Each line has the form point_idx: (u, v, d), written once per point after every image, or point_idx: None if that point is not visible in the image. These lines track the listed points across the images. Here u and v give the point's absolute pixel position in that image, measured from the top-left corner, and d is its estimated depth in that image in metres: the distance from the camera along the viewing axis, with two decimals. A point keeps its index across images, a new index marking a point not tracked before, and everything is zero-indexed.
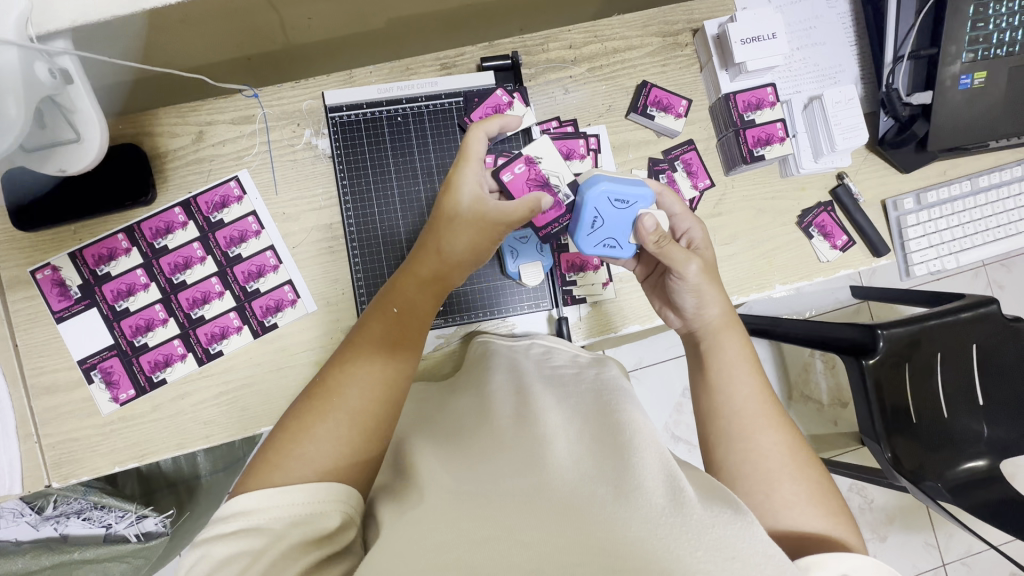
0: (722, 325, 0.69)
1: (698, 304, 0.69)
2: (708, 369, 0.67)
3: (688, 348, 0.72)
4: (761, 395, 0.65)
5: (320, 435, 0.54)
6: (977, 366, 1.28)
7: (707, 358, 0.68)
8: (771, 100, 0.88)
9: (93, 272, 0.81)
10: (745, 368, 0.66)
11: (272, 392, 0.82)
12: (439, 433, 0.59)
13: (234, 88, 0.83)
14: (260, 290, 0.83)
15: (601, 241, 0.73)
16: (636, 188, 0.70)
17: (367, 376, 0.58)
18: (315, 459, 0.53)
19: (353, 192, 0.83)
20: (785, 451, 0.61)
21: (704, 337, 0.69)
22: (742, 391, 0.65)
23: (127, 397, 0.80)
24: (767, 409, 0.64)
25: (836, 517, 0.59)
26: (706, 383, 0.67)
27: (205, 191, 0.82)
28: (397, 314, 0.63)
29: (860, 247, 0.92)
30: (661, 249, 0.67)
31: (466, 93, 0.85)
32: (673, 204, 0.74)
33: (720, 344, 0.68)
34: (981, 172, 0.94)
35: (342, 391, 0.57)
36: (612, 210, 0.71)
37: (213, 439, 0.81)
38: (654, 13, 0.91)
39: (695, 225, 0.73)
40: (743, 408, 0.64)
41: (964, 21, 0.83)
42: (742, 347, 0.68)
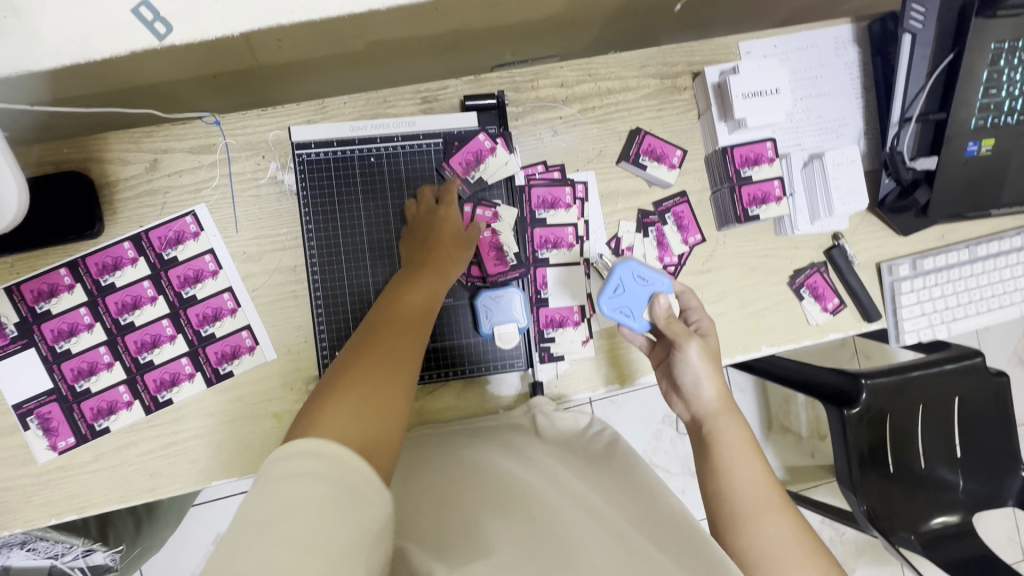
0: (722, 407, 0.66)
1: (697, 384, 0.67)
2: (708, 454, 0.64)
3: (691, 435, 0.68)
4: (764, 480, 0.61)
5: (372, 382, 0.48)
6: (957, 418, 1.26)
7: (709, 443, 0.64)
8: (769, 156, 0.83)
9: (31, 309, 0.74)
10: (748, 450, 0.63)
11: (225, 444, 0.77)
12: (460, 495, 0.59)
13: (193, 114, 0.77)
14: (215, 335, 0.77)
15: (618, 309, 0.69)
16: (661, 271, 0.68)
17: (405, 319, 0.57)
18: (373, 406, 0.46)
19: (319, 235, 0.77)
20: (793, 538, 0.57)
21: (704, 419, 0.66)
22: (741, 474, 0.61)
23: (66, 445, 0.75)
24: (769, 493, 0.60)
25: None
26: (710, 469, 0.62)
27: (158, 225, 0.76)
28: (417, 277, 0.64)
29: (851, 310, 0.89)
30: (669, 324, 0.66)
31: (446, 134, 0.79)
32: (690, 299, 0.72)
33: (720, 428, 0.65)
34: (980, 240, 0.90)
35: (379, 337, 0.54)
36: (635, 284, 0.68)
37: (159, 492, 0.76)
38: (653, 53, 0.85)
39: (705, 317, 0.71)
40: (747, 494, 0.60)
41: (977, 87, 0.78)
42: (743, 432, 0.65)
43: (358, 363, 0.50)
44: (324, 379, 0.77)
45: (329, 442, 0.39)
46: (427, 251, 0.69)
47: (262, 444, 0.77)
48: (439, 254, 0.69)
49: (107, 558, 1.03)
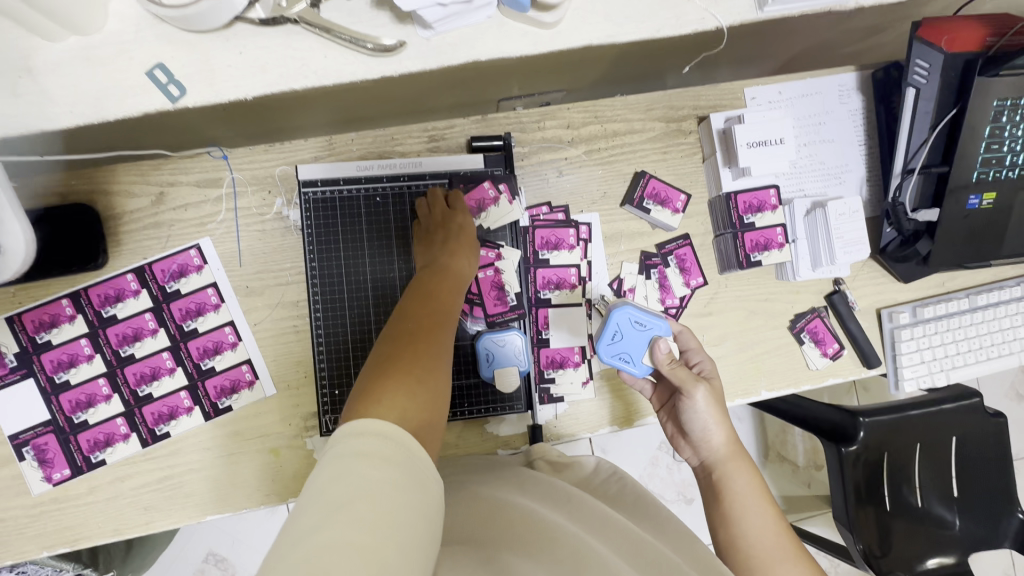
0: (731, 453, 0.65)
1: (705, 430, 0.66)
2: (720, 501, 0.63)
3: (700, 481, 0.67)
4: (777, 529, 0.61)
5: (411, 380, 0.51)
6: (954, 458, 1.26)
7: (719, 491, 0.64)
8: (773, 203, 0.84)
9: (31, 339, 0.74)
10: (760, 497, 0.63)
11: (222, 478, 0.77)
12: (492, 540, 0.51)
13: (201, 148, 0.77)
14: (215, 369, 0.77)
15: (616, 354, 0.69)
16: (658, 315, 0.68)
17: (433, 322, 0.61)
18: (417, 402, 0.49)
19: (322, 272, 0.77)
20: None
21: (714, 466, 0.65)
22: (756, 522, 0.61)
23: (61, 476, 0.74)
24: (781, 542, 0.60)
25: None
26: (721, 518, 0.62)
27: (162, 258, 0.76)
28: (439, 280, 0.68)
29: (850, 356, 0.89)
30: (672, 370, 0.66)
31: (452, 176, 0.80)
32: (689, 339, 0.70)
33: (730, 475, 0.64)
34: (979, 289, 0.90)
35: (411, 337, 0.58)
36: (632, 330, 0.68)
37: (154, 526, 0.75)
38: (660, 97, 0.86)
39: (707, 358, 0.69)
40: (760, 545, 0.60)
41: (978, 142, 0.79)
42: (755, 478, 0.64)
43: (395, 362, 0.53)
44: (323, 417, 0.77)
45: (385, 429, 0.43)
46: (448, 251, 0.72)
47: (259, 479, 0.77)
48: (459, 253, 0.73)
49: None
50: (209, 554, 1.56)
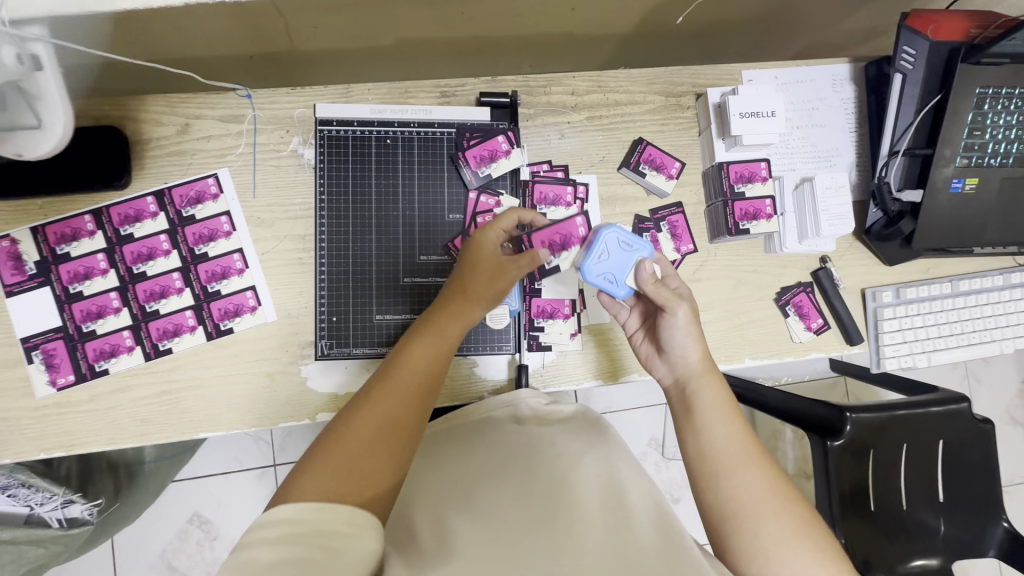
0: (704, 370, 0.67)
1: (683, 349, 0.68)
2: (690, 416, 0.65)
3: (673, 401, 0.69)
4: (739, 434, 0.63)
5: (360, 449, 0.56)
6: (940, 462, 1.24)
7: (689, 407, 0.66)
8: (763, 175, 0.87)
9: (52, 250, 0.79)
10: (725, 409, 0.65)
11: (217, 398, 0.80)
12: (453, 493, 0.64)
13: (228, 86, 0.82)
14: (221, 293, 0.81)
15: (601, 274, 0.73)
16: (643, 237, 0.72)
17: (412, 388, 0.62)
18: (361, 473, 0.54)
19: (331, 208, 0.82)
20: (768, 487, 0.60)
21: (686, 382, 0.67)
22: (720, 431, 0.63)
23: (65, 382, 0.77)
24: (744, 446, 0.62)
25: (825, 554, 0.57)
26: (691, 428, 0.65)
27: (181, 184, 0.81)
28: (437, 333, 0.67)
29: (834, 332, 0.91)
30: (655, 290, 0.68)
31: (460, 125, 0.84)
32: (668, 267, 0.74)
33: (701, 390, 0.66)
34: (963, 276, 0.93)
35: (384, 401, 0.60)
36: (620, 250, 0.72)
37: (147, 438, 0.78)
38: (661, 73, 0.91)
39: (683, 283, 0.72)
40: (725, 450, 0.62)
41: (962, 127, 0.83)
42: (723, 394, 0.66)
43: (355, 431, 0.57)
44: (320, 343, 0.81)
45: (305, 515, 0.49)
46: (461, 294, 0.69)
47: (253, 402, 0.80)
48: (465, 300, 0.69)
49: (84, 513, 1.05)
50: (194, 515, 1.58)
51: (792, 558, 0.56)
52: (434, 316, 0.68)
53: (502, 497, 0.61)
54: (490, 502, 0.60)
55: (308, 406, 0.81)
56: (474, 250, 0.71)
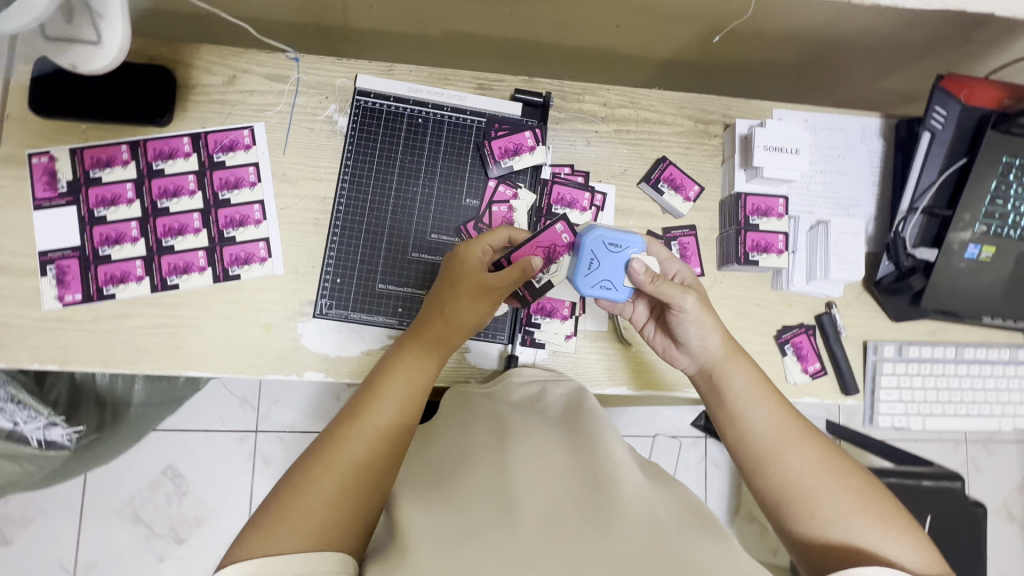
0: (729, 353, 0.69)
1: (702, 337, 0.69)
2: (722, 400, 0.67)
3: (702, 386, 0.71)
4: (780, 415, 0.65)
5: (321, 495, 0.58)
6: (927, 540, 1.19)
7: (721, 390, 0.68)
8: (779, 211, 0.88)
9: (86, 172, 0.82)
10: (760, 393, 0.66)
11: (212, 340, 0.81)
12: (427, 473, 0.66)
13: (280, 47, 0.86)
14: (235, 239, 0.83)
15: (597, 282, 0.72)
16: (630, 234, 0.70)
17: (376, 435, 0.63)
18: (320, 520, 0.56)
19: (353, 175, 0.84)
20: (817, 465, 0.61)
21: (712, 367, 0.69)
22: (757, 415, 0.65)
23: (72, 299, 0.80)
24: (788, 428, 0.64)
25: (888, 523, 0.58)
26: (727, 415, 0.67)
27: (218, 131, 0.84)
28: (408, 373, 0.68)
29: (831, 379, 0.90)
30: (657, 287, 0.67)
31: (491, 116, 0.87)
32: (661, 254, 0.74)
33: (729, 372, 0.68)
34: (968, 343, 0.92)
35: (349, 448, 0.61)
36: (608, 254, 0.70)
37: (138, 367, 0.80)
38: (693, 99, 0.93)
39: (683, 268, 0.75)
40: (765, 435, 0.64)
41: (984, 193, 0.83)
42: (753, 373, 0.68)
43: (319, 476, 0.59)
44: (320, 302, 0.82)
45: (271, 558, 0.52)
46: (439, 316, 0.71)
47: (246, 349, 0.81)
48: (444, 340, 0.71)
49: (65, 438, 1.06)
50: (168, 468, 1.58)
51: (852, 531, 0.57)
52: (407, 352, 0.70)
53: (460, 485, 0.59)
54: (454, 487, 0.59)
55: (298, 363, 0.82)
56: (454, 282, 0.72)
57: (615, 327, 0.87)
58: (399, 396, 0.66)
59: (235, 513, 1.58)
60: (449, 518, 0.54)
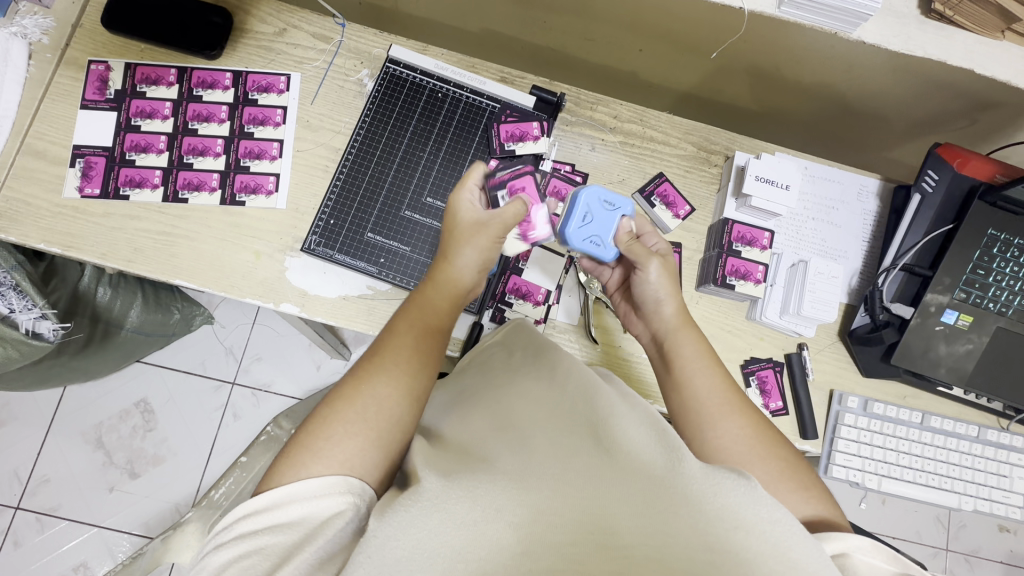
0: (681, 323, 0.69)
1: (658, 302, 0.70)
2: (670, 368, 0.67)
3: (655, 354, 0.72)
4: (723, 386, 0.64)
5: (346, 429, 0.57)
6: None
7: (670, 358, 0.68)
8: (764, 243, 0.90)
9: (133, 86, 0.90)
10: (706, 361, 0.66)
11: (204, 255, 0.86)
12: (455, 415, 0.65)
13: (330, 13, 0.95)
14: (249, 169, 0.89)
15: (587, 237, 0.73)
16: (623, 196, 0.74)
17: (392, 370, 0.62)
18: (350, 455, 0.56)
19: (367, 133, 0.91)
20: (750, 434, 0.61)
21: (665, 335, 0.69)
22: (703, 382, 0.64)
23: (90, 193, 0.86)
24: (726, 398, 0.63)
25: (811, 495, 0.58)
26: (674, 381, 0.66)
27: (258, 72, 0.92)
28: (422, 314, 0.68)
29: (791, 421, 0.89)
30: (629, 245, 0.71)
31: (505, 104, 0.93)
32: (644, 224, 0.77)
33: (680, 341, 0.68)
34: (936, 412, 0.90)
35: (366, 384, 0.61)
36: (603, 209, 0.73)
37: (132, 266, 0.85)
38: (700, 128, 0.98)
39: (662, 240, 0.75)
40: (706, 402, 0.63)
41: (966, 261, 0.84)
42: (701, 344, 0.68)
43: (347, 413, 0.58)
44: (311, 238, 0.86)
45: (287, 492, 0.52)
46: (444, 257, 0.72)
47: (234, 270, 0.86)
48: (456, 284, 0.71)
49: (50, 331, 1.10)
50: (141, 401, 1.61)
51: (782, 497, 0.57)
52: (418, 297, 0.70)
53: (476, 427, 0.58)
54: (472, 437, 0.57)
55: (278, 293, 0.85)
56: (451, 229, 0.73)
57: (585, 323, 0.88)
58: (418, 333, 0.67)
59: (194, 459, 1.59)
60: (457, 458, 0.53)
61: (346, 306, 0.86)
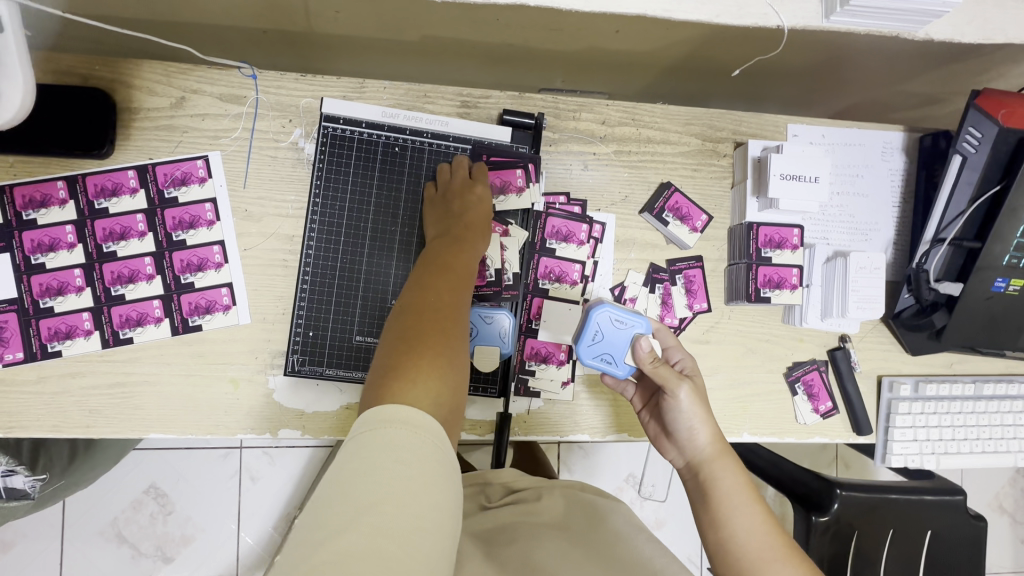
0: (717, 452, 0.65)
1: (690, 430, 0.66)
2: (709, 504, 0.63)
3: (688, 483, 0.67)
4: (765, 526, 0.61)
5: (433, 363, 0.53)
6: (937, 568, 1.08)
7: (707, 492, 0.64)
8: (794, 242, 0.82)
9: (17, 214, 0.72)
10: (745, 497, 0.63)
11: (173, 398, 0.73)
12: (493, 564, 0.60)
13: (233, 63, 0.75)
14: (193, 285, 0.75)
15: (598, 354, 0.70)
16: (637, 313, 0.69)
17: (437, 299, 0.60)
18: (448, 380, 0.54)
19: (323, 212, 0.76)
20: None
21: (700, 465, 0.65)
22: (742, 524, 0.61)
23: (12, 358, 0.71)
24: (770, 542, 0.60)
25: None
26: (710, 518, 0.63)
27: (167, 162, 0.74)
28: (442, 257, 0.66)
29: (843, 419, 0.85)
30: (653, 370, 0.65)
31: (476, 142, 0.78)
32: (667, 338, 0.71)
33: (716, 474, 0.64)
34: (987, 378, 0.87)
35: (413, 316, 0.58)
36: (613, 330, 0.69)
37: (93, 431, 0.72)
38: (701, 114, 0.84)
39: (686, 355, 0.70)
40: (749, 547, 0.60)
41: (1018, 225, 0.75)
42: (739, 475, 0.64)
43: (410, 345, 0.55)
44: (290, 356, 0.74)
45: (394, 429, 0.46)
46: (462, 226, 0.70)
47: (212, 408, 0.74)
48: (473, 228, 0.71)
49: (26, 485, 0.91)
50: (150, 488, 1.45)
51: None
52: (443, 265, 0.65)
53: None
54: None
55: (270, 421, 0.74)
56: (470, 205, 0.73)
57: None
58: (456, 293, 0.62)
59: (223, 530, 1.47)
60: None
61: (352, 416, 0.76)
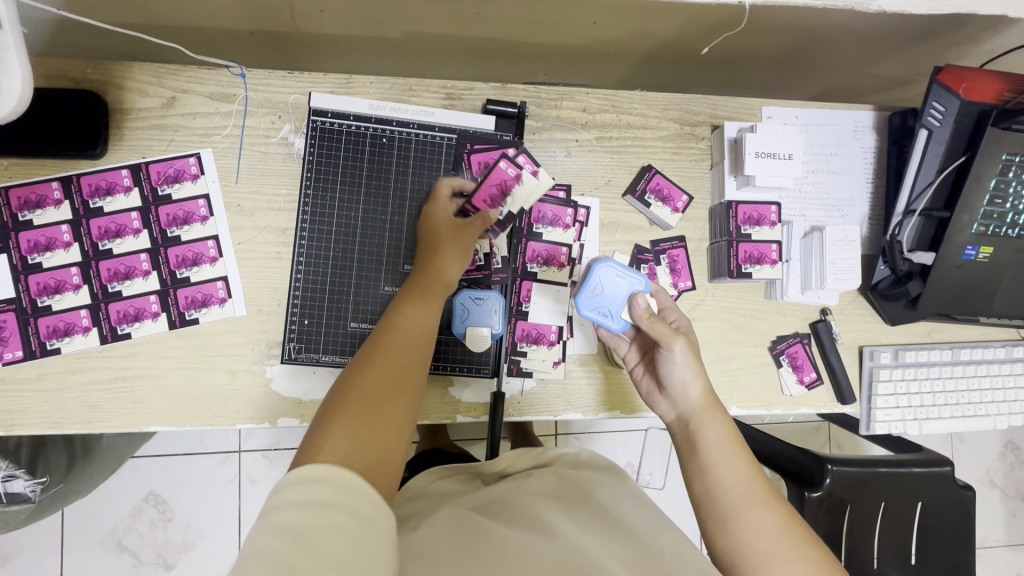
0: (707, 403, 0.67)
1: (682, 382, 0.68)
2: (696, 451, 0.65)
3: (677, 436, 0.69)
4: (748, 475, 0.63)
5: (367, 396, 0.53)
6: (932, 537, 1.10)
7: (695, 440, 0.65)
8: (772, 219, 0.84)
9: (13, 215, 0.73)
10: (731, 447, 0.64)
11: (172, 391, 0.75)
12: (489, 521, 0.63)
13: (222, 62, 0.77)
14: (189, 280, 0.76)
15: (596, 307, 0.73)
16: (639, 272, 0.72)
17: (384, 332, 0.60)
18: (381, 419, 0.52)
19: (314, 204, 0.78)
20: (777, 528, 0.59)
21: (690, 416, 0.67)
22: (726, 472, 0.63)
23: (11, 357, 0.72)
24: (753, 488, 0.62)
25: None
26: (697, 465, 0.64)
27: (160, 160, 0.76)
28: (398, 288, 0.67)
29: (827, 389, 0.88)
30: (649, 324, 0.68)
31: (461, 132, 0.81)
32: (664, 300, 0.74)
33: (705, 424, 0.66)
34: (964, 345, 0.90)
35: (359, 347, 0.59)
36: (614, 284, 0.72)
37: (94, 426, 0.73)
38: (678, 99, 0.87)
39: (682, 316, 0.73)
40: (733, 492, 0.62)
41: (983, 193, 0.79)
42: (727, 427, 0.66)
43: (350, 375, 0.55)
44: (287, 344, 0.76)
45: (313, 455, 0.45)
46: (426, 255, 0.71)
47: (211, 399, 0.75)
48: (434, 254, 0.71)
49: (27, 489, 0.91)
50: (149, 495, 1.45)
51: None
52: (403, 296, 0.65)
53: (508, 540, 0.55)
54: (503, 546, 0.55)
55: (268, 410, 0.76)
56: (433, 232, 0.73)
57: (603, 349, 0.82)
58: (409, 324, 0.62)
59: (223, 533, 1.47)
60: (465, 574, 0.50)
61: None
